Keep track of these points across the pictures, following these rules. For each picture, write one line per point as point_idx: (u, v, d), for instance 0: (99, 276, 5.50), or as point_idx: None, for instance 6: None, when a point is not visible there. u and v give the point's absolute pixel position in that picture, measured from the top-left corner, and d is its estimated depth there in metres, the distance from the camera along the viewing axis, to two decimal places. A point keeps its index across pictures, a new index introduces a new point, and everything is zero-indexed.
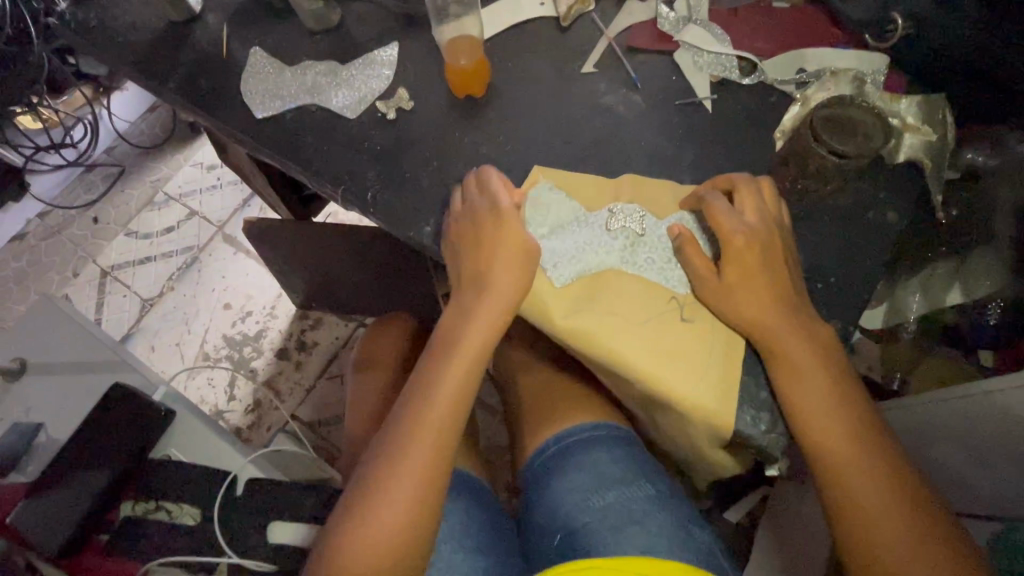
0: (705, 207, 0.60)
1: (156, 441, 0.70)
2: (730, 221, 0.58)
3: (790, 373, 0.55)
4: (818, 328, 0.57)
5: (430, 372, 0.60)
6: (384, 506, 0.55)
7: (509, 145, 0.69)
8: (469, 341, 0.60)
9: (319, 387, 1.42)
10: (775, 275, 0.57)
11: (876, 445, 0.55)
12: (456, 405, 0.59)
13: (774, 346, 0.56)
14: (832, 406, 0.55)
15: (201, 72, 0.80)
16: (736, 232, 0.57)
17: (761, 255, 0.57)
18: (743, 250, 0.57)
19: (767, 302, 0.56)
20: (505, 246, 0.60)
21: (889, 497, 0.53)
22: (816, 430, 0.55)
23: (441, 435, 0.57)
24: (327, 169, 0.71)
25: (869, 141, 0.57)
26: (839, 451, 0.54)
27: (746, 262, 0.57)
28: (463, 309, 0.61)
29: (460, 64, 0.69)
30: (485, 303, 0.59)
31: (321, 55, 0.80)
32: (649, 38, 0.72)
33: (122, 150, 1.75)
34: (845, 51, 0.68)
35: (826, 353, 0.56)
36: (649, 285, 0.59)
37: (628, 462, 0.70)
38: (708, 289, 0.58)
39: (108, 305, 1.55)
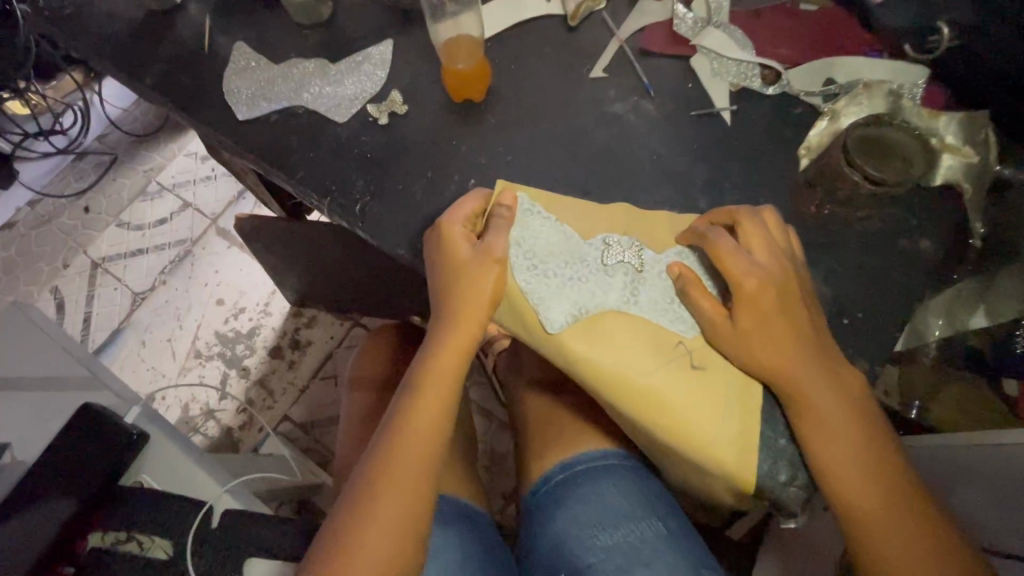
0: (710, 246, 0.54)
1: (128, 465, 0.66)
2: (739, 264, 0.53)
3: (809, 420, 0.51)
4: (840, 371, 0.52)
5: (403, 401, 0.57)
6: (359, 548, 0.51)
7: (510, 156, 0.64)
8: (446, 359, 0.57)
9: (313, 388, 1.38)
10: (793, 320, 0.52)
11: (901, 488, 0.50)
12: (432, 433, 0.56)
13: (798, 394, 0.51)
14: (854, 446, 0.51)
15: (182, 67, 0.74)
16: (747, 275, 0.52)
17: (777, 300, 0.52)
18: (756, 294, 0.52)
19: (784, 349, 0.52)
20: (467, 268, 0.56)
21: (916, 546, 0.49)
22: (838, 474, 0.50)
23: (420, 467, 0.55)
24: (315, 176, 0.66)
25: (909, 168, 0.52)
26: (863, 496, 0.50)
27: (762, 307, 0.52)
28: (433, 337, 0.58)
29: (458, 67, 0.63)
30: (454, 329, 0.57)
31: (311, 51, 0.74)
32: (664, 42, 0.67)
33: (113, 138, 1.69)
34: (878, 61, 0.62)
35: (849, 392, 0.52)
36: (652, 327, 0.55)
37: (636, 496, 0.65)
38: (721, 335, 0.54)
39: (97, 299, 1.51)
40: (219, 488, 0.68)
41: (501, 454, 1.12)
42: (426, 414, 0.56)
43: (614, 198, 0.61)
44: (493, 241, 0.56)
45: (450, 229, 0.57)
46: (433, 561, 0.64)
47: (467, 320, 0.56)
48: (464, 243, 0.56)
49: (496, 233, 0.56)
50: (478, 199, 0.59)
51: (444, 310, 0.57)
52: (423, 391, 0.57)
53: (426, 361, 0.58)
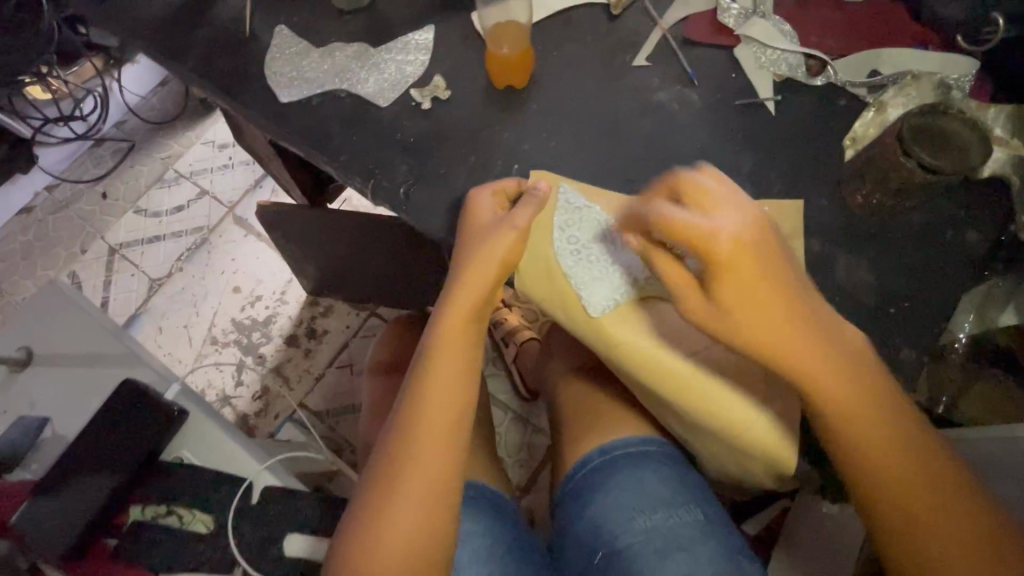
0: (661, 215, 0.47)
1: (167, 442, 0.66)
2: (703, 230, 0.46)
3: (823, 407, 0.48)
4: (836, 345, 0.47)
5: (419, 368, 0.56)
6: (394, 511, 0.51)
7: (553, 142, 0.64)
8: (457, 320, 0.56)
9: (329, 376, 1.39)
10: (769, 293, 0.46)
11: (939, 473, 0.47)
12: (452, 397, 0.55)
13: (806, 378, 0.47)
14: (881, 429, 0.47)
15: (222, 51, 0.75)
16: (715, 246, 0.46)
17: (751, 271, 0.46)
18: (733, 262, 0.46)
19: (773, 327, 0.46)
20: (486, 236, 0.55)
21: (961, 533, 0.46)
22: (866, 459, 0.48)
23: (445, 434, 0.54)
24: (356, 159, 0.66)
25: (965, 157, 0.52)
26: (897, 482, 0.47)
27: (739, 282, 0.46)
28: (442, 303, 0.57)
29: (502, 52, 0.64)
30: (461, 289, 0.55)
31: (351, 36, 0.74)
32: (708, 32, 0.67)
33: (132, 125, 1.71)
34: (924, 53, 0.62)
35: (855, 367, 0.47)
36: (696, 312, 0.55)
37: (674, 482, 0.65)
38: (701, 316, 0.48)
39: (115, 285, 1.52)
40: (258, 466, 0.66)
41: (519, 445, 1.12)
42: (442, 375, 0.55)
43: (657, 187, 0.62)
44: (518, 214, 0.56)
45: (478, 204, 0.58)
46: (469, 543, 0.65)
47: (477, 277, 0.55)
48: (486, 216, 0.57)
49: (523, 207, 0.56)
50: (510, 182, 0.60)
51: (456, 275, 0.56)
52: (439, 355, 0.56)
53: (439, 327, 0.56)
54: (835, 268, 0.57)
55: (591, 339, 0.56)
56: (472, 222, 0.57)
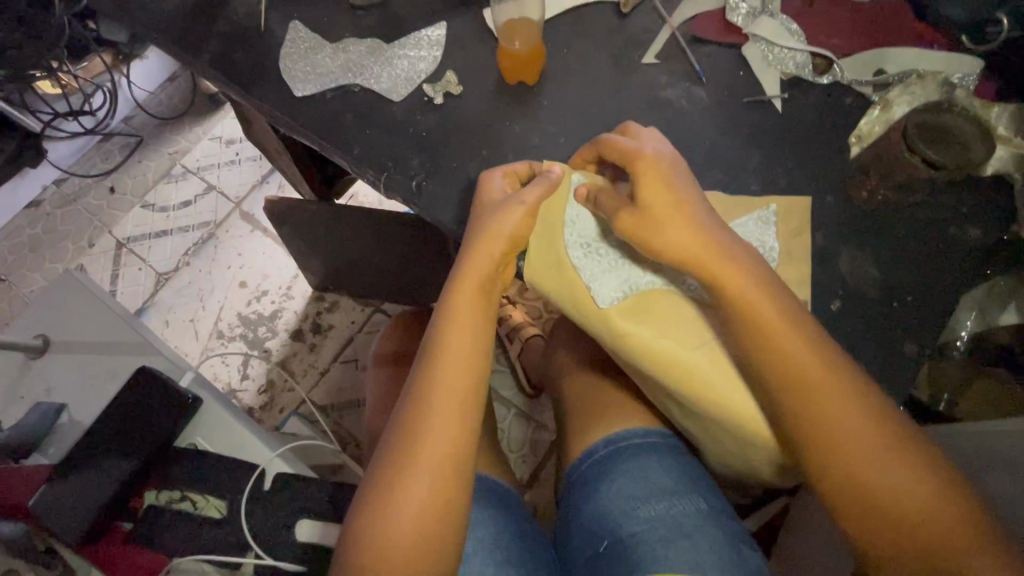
0: (603, 144, 0.58)
1: (181, 429, 0.68)
2: (634, 150, 0.56)
3: (765, 364, 0.51)
4: (750, 262, 0.53)
5: (431, 349, 0.57)
6: (406, 486, 0.53)
7: (563, 138, 0.66)
8: (467, 298, 0.57)
9: (334, 371, 1.40)
10: (688, 206, 0.54)
11: (892, 437, 0.48)
12: (463, 375, 0.56)
13: (735, 304, 0.52)
14: (827, 393, 0.49)
15: (236, 45, 0.76)
16: (643, 160, 0.55)
17: (670, 185, 0.55)
18: (648, 181, 0.55)
19: (687, 238, 0.53)
20: (495, 220, 0.57)
21: (917, 492, 0.46)
22: (814, 424, 0.49)
23: (457, 413, 0.55)
24: (369, 153, 0.68)
25: (968, 152, 0.53)
26: (850, 438, 0.48)
27: (660, 194, 0.54)
28: (452, 285, 0.58)
29: (514, 48, 0.65)
30: (470, 268, 0.57)
31: (364, 32, 0.75)
32: (716, 30, 0.68)
33: (139, 120, 1.73)
34: (930, 53, 0.63)
35: (781, 309, 0.52)
36: (702, 304, 0.57)
37: (678, 473, 0.66)
38: (631, 227, 0.55)
39: (122, 278, 1.53)
40: (270, 453, 0.67)
41: (522, 440, 1.13)
42: (453, 354, 0.56)
43: None
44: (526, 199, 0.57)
45: (488, 192, 0.59)
46: (475, 531, 0.66)
47: (485, 256, 0.57)
48: (496, 201, 0.58)
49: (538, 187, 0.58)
50: (521, 167, 0.61)
51: (465, 257, 0.58)
52: (449, 335, 0.57)
53: (450, 307, 0.58)
54: (839, 263, 0.58)
55: (596, 327, 0.57)
56: (482, 207, 0.59)
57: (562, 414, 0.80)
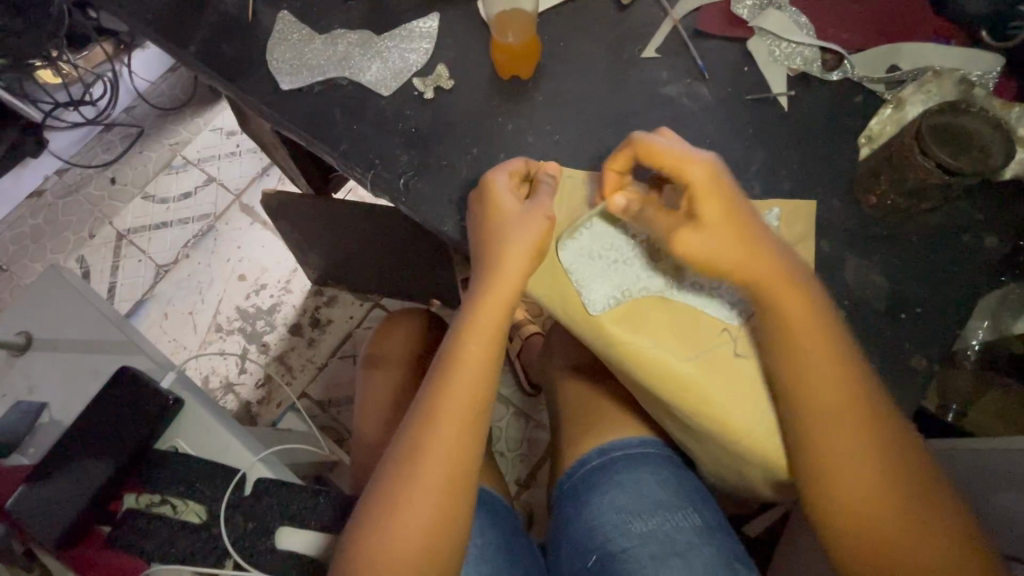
0: (643, 146, 0.51)
1: (163, 431, 0.66)
2: (684, 154, 0.50)
3: (795, 388, 0.49)
4: (802, 281, 0.51)
5: (447, 362, 0.55)
6: (407, 502, 0.51)
7: (557, 135, 0.63)
8: (490, 312, 0.55)
9: (331, 367, 1.39)
10: (740, 216, 0.50)
11: (906, 471, 0.47)
12: (475, 390, 0.54)
13: (781, 324, 0.50)
14: (857, 425, 0.48)
15: (224, 35, 0.74)
16: (694, 166, 0.50)
17: (723, 193, 0.50)
18: (699, 194, 0.50)
19: (739, 259, 0.50)
20: (518, 229, 0.54)
21: (928, 530, 0.46)
22: (830, 453, 0.48)
23: (467, 430, 0.54)
24: (357, 149, 0.65)
25: (985, 158, 0.50)
26: (876, 465, 0.47)
27: (717, 205, 0.50)
28: (476, 295, 0.56)
29: (508, 41, 0.62)
30: (494, 279, 0.54)
31: (355, 23, 0.73)
32: (720, 24, 0.65)
33: (141, 111, 1.70)
34: (948, 49, 0.59)
35: (825, 333, 0.49)
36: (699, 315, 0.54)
37: (673, 486, 0.64)
38: (690, 242, 0.50)
39: (121, 270, 1.52)
40: (252, 457, 0.66)
41: (518, 441, 1.10)
42: (470, 369, 0.54)
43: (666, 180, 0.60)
44: (542, 209, 0.55)
45: (502, 196, 0.55)
46: None
47: (508, 267, 0.54)
48: (508, 204, 0.55)
49: (546, 197, 0.56)
50: (521, 163, 0.58)
51: (486, 266, 0.55)
52: (467, 349, 0.55)
53: (472, 320, 0.55)
54: (844, 271, 0.55)
55: (593, 339, 0.54)
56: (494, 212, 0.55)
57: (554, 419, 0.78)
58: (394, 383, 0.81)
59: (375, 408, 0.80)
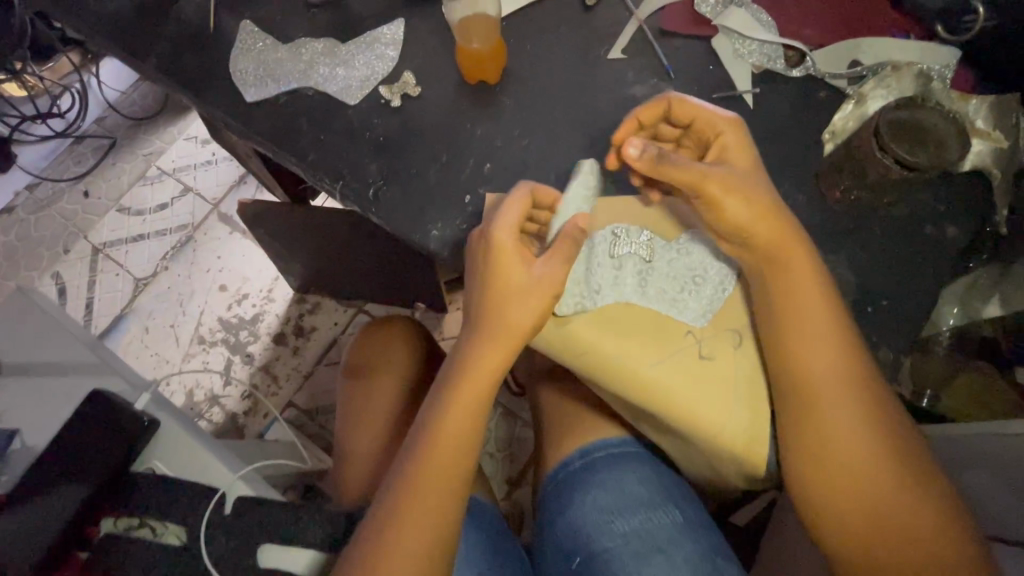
0: (671, 104, 0.54)
1: (137, 453, 0.65)
2: (704, 112, 0.53)
3: (798, 381, 0.49)
4: (811, 255, 0.50)
5: (440, 392, 0.53)
6: (401, 533, 0.50)
7: (526, 139, 0.63)
8: (486, 339, 0.51)
9: (317, 374, 1.37)
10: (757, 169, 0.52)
11: (899, 460, 0.47)
12: (471, 412, 0.52)
13: (789, 312, 0.50)
14: (843, 418, 0.48)
15: (184, 48, 0.72)
16: (718, 117, 0.53)
17: (744, 140, 0.52)
18: (731, 141, 0.52)
19: (762, 209, 0.49)
20: (508, 262, 0.50)
21: (923, 513, 0.46)
22: (816, 451, 0.48)
23: (454, 461, 0.52)
24: (325, 159, 0.64)
25: (942, 152, 0.50)
26: (863, 455, 0.48)
27: (737, 153, 0.52)
28: (471, 332, 0.52)
29: (472, 47, 0.61)
30: (497, 309, 0.50)
31: (319, 31, 0.72)
32: (684, 23, 0.65)
33: (111, 121, 1.66)
34: (909, 44, 0.59)
35: (830, 318, 0.49)
36: (660, 320, 0.53)
37: (656, 483, 0.65)
38: (732, 173, 0.50)
39: (99, 285, 1.49)
40: (232, 475, 0.65)
41: (507, 441, 1.11)
42: (466, 393, 0.52)
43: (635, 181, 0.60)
44: (551, 271, 0.50)
45: (503, 247, 0.50)
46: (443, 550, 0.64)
47: (511, 299, 0.50)
48: (502, 230, 0.50)
49: (559, 258, 0.50)
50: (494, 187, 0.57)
51: (489, 313, 0.51)
52: (465, 373, 0.52)
53: (472, 346, 0.52)
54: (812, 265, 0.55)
55: (567, 354, 0.53)
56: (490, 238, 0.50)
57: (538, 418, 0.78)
58: (376, 395, 0.79)
59: (358, 422, 0.78)
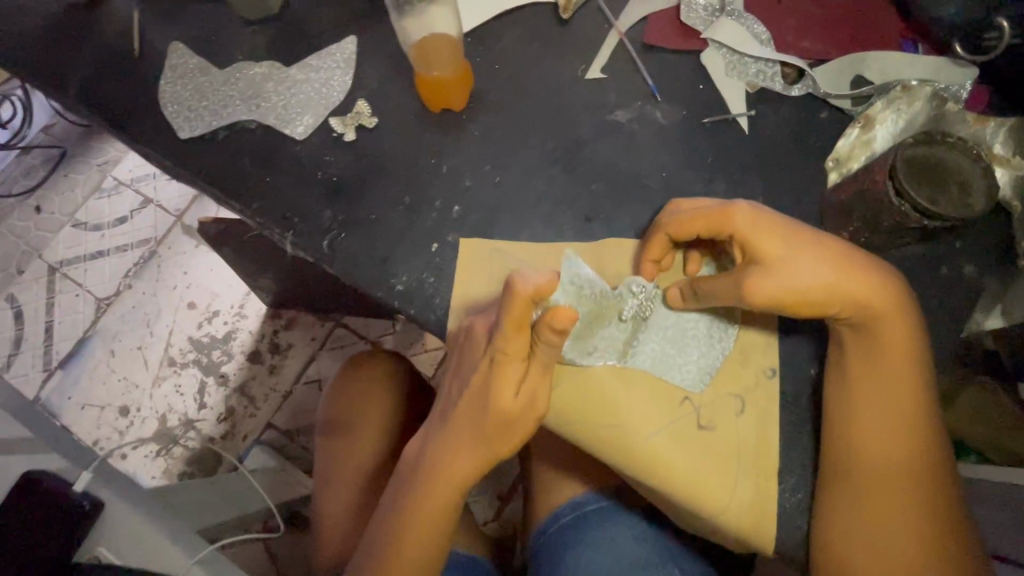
0: (671, 224, 0.46)
1: (79, 543, 0.58)
2: (702, 214, 0.45)
3: (842, 454, 0.44)
4: (891, 321, 0.43)
5: (415, 474, 0.48)
6: None
7: (498, 175, 0.56)
8: (473, 433, 0.46)
9: (298, 393, 1.26)
10: (818, 249, 0.43)
11: (946, 552, 0.42)
12: (451, 498, 0.47)
13: (860, 381, 0.44)
14: (892, 499, 0.43)
15: (108, 74, 0.63)
16: (732, 219, 0.44)
17: (777, 231, 0.43)
18: (756, 240, 0.43)
19: (852, 288, 0.43)
20: (512, 364, 0.43)
21: None
22: (864, 548, 0.43)
23: (425, 545, 0.48)
24: (273, 205, 0.57)
25: (967, 196, 0.42)
26: (910, 543, 0.42)
27: (776, 252, 0.43)
28: (456, 420, 0.47)
29: (432, 74, 0.54)
30: (496, 411, 0.44)
31: (261, 52, 0.63)
32: (669, 35, 0.58)
33: (61, 128, 1.50)
34: (915, 60, 0.54)
35: (908, 404, 0.43)
36: (656, 383, 0.48)
37: (654, 542, 0.60)
38: (793, 280, 0.42)
39: (58, 307, 1.33)
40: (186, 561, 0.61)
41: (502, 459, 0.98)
42: (447, 482, 0.47)
43: (622, 224, 0.53)
44: (534, 394, 0.44)
45: (506, 353, 0.43)
46: None
47: (514, 403, 0.44)
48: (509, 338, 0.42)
49: (541, 376, 0.44)
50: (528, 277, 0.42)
51: (482, 411, 0.45)
52: (450, 460, 0.47)
53: (457, 433, 0.46)
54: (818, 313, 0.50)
55: (568, 420, 0.47)
56: (507, 343, 0.42)
57: (527, 461, 0.72)
58: (354, 449, 0.73)
59: (332, 481, 0.72)
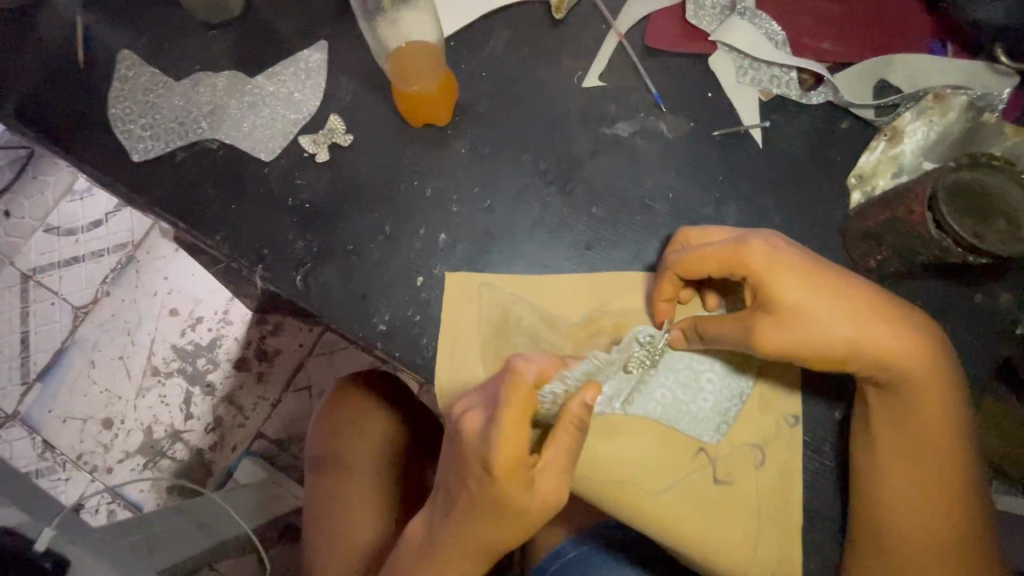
0: (681, 259, 0.42)
1: None
2: (713, 250, 0.41)
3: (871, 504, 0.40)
4: (932, 367, 0.39)
5: (415, 541, 0.43)
6: None
7: (488, 199, 0.50)
8: (490, 525, 0.37)
9: (286, 403, 1.13)
10: (845, 293, 0.39)
11: None
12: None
13: (895, 430, 0.40)
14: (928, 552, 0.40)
15: (52, 87, 0.57)
16: (747, 255, 0.39)
17: (798, 271, 0.39)
18: (775, 281, 0.39)
19: (886, 345, 0.38)
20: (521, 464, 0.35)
21: None
22: None
23: None
24: (240, 233, 0.51)
25: (1015, 226, 0.38)
26: None
27: (797, 295, 0.38)
28: (463, 509, 0.38)
29: (412, 89, 0.48)
30: (511, 512, 0.36)
31: (222, 60, 0.57)
32: (674, 38, 0.52)
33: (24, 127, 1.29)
34: (946, 64, 0.49)
35: (950, 451, 0.39)
36: (670, 435, 0.44)
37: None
38: (811, 330, 0.38)
39: (34, 317, 1.18)
40: None
41: None
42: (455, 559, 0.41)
43: (624, 251, 0.49)
44: (548, 493, 0.37)
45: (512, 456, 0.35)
46: None
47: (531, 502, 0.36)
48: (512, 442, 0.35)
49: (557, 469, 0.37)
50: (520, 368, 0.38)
51: (491, 504, 0.36)
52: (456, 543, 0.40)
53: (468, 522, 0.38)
54: None
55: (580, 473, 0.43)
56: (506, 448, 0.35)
57: None
58: (342, 486, 0.68)
59: (322, 525, 0.67)
